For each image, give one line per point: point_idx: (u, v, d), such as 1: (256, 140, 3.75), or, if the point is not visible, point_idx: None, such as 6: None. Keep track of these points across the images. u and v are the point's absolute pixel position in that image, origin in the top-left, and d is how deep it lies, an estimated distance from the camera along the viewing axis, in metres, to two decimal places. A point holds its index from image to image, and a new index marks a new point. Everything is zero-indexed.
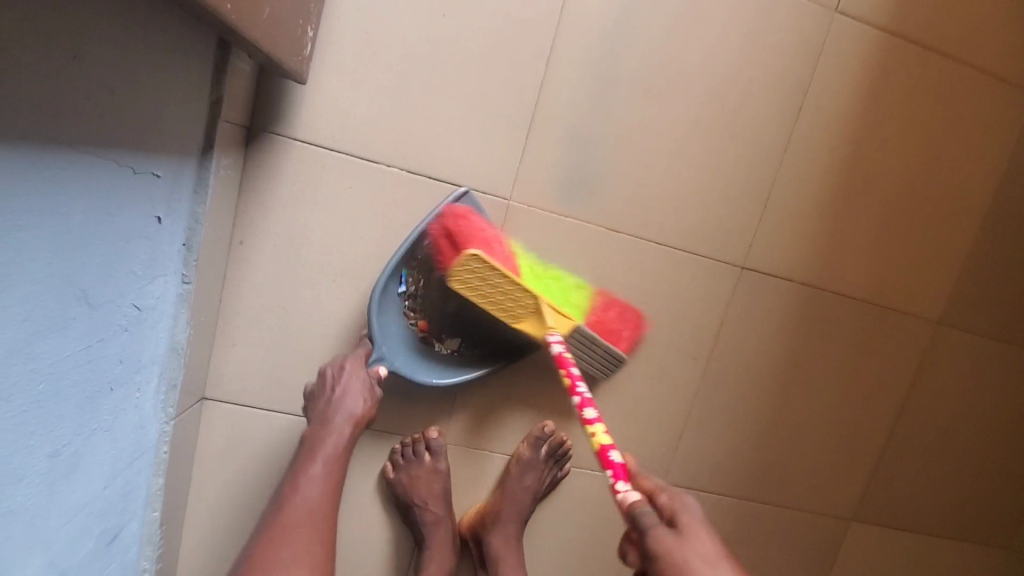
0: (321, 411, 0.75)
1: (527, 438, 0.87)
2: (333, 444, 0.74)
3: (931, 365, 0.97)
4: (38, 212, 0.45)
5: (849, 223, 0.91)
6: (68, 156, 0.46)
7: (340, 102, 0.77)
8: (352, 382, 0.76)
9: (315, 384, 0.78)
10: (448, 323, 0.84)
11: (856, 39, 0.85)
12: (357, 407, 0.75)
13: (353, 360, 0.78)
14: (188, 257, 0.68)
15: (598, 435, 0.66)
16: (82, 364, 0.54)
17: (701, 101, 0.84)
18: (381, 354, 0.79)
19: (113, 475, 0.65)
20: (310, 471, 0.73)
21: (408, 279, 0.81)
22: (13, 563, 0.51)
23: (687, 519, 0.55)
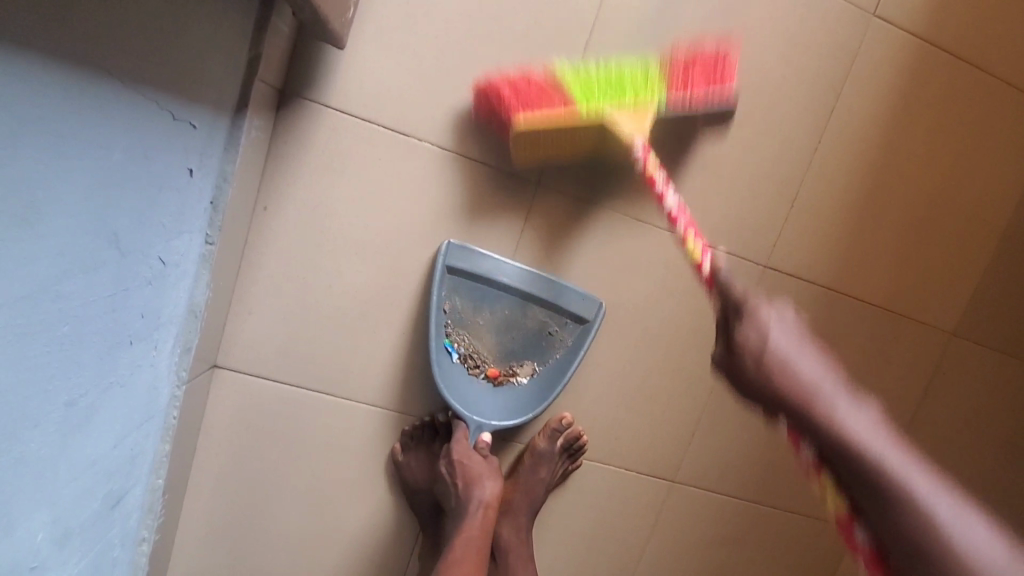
0: (456, 504, 0.81)
1: (544, 430, 0.86)
2: (470, 529, 0.79)
3: (943, 376, 0.97)
4: (74, 136, 0.45)
5: (872, 228, 0.91)
6: (103, 89, 0.47)
7: (376, 72, 0.76)
8: (471, 467, 0.81)
9: (438, 477, 0.83)
10: (512, 354, 0.84)
11: (890, 44, 0.86)
12: (483, 491, 0.80)
13: (458, 444, 0.82)
14: (214, 216, 0.65)
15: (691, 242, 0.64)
16: (107, 313, 0.52)
17: (736, 95, 0.84)
18: (477, 423, 0.83)
19: (123, 435, 0.62)
20: (452, 554, 0.77)
21: (456, 346, 0.83)
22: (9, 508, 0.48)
23: (749, 325, 0.52)
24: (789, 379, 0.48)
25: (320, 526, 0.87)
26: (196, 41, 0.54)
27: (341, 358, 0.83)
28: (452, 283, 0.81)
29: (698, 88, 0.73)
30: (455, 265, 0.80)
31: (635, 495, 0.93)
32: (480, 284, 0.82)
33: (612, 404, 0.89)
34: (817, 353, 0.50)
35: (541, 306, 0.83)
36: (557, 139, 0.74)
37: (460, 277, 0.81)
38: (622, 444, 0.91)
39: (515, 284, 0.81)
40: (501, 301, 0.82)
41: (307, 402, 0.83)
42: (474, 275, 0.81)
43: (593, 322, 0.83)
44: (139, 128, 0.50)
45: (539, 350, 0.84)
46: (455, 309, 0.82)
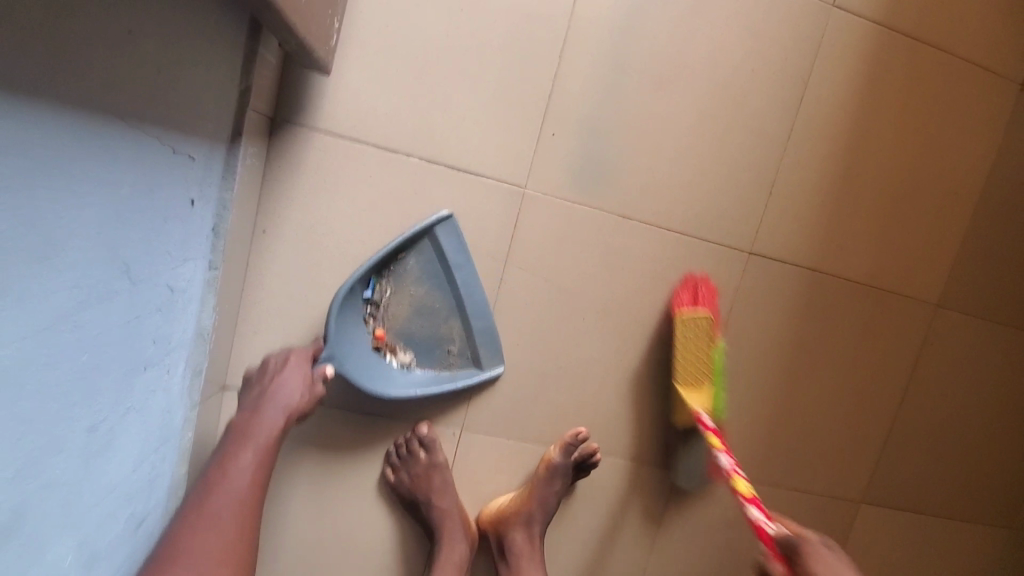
0: (256, 400, 0.75)
1: (560, 444, 0.88)
2: (265, 433, 0.72)
3: (932, 347, 1.00)
4: (91, 180, 0.46)
5: (850, 209, 0.94)
6: (122, 129, 0.49)
7: (361, 93, 0.79)
8: (292, 374, 0.76)
9: (258, 375, 0.78)
10: (405, 335, 0.86)
11: (853, 32, 0.89)
12: (293, 397, 0.74)
13: (298, 356, 0.78)
14: (215, 242, 0.69)
15: (742, 483, 0.74)
16: (121, 339, 0.54)
17: (708, 91, 0.87)
18: (332, 353, 0.79)
19: (142, 458, 0.64)
20: (238, 456, 0.70)
21: (375, 287, 0.84)
22: (43, 542, 0.49)
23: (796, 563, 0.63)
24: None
25: (334, 540, 0.89)
26: (193, 80, 0.57)
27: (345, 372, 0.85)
28: (421, 247, 0.83)
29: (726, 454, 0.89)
30: (437, 236, 0.83)
31: (641, 486, 0.95)
32: (439, 269, 0.85)
33: (610, 398, 0.92)
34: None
35: (461, 326, 0.87)
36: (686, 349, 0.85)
37: (430, 244, 0.84)
38: (621, 436, 0.93)
39: (462, 290, 0.85)
40: (440, 296, 0.85)
41: (315, 416, 0.86)
42: (443, 259, 0.84)
43: (484, 373, 0.87)
44: (138, 162, 0.51)
45: (426, 345, 0.87)
46: (404, 265, 0.84)
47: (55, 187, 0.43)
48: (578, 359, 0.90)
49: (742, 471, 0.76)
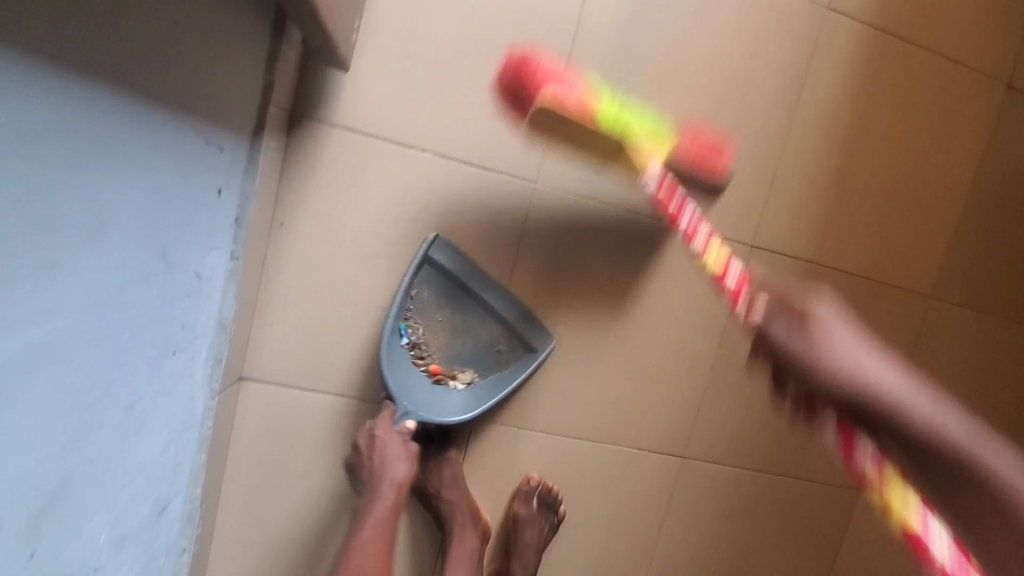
0: (367, 480, 0.80)
1: (519, 495, 0.92)
2: (381, 508, 0.79)
3: (928, 338, 1.02)
4: (140, 162, 0.47)
5: (848, 203, 0.97)
6: (167, 117, 0.50)
7: (379, 90, 0.82)
8: (388, 446, 0.80)
9: (356, 453, 0.82)
10: (456, 357, 0.88)
11: (847, 34, 0.94)
12: (397, 472, 0.79)
13: (382, 426, 0.81)
14: (238, 233, 0.70)
15: (711, 257, 0.68)
16: (156, 321, 0.55)
17: (711, 88, 0.90)
18: (405, 408, 0.83)
19: (167, 443, 0.65)
20: (361, 535, 0.77)
21: (408, 330, 0.86)
22: (78, 521, 0.49)
23: (824, 320, 0.52)
24: (860, 378, 0.50)
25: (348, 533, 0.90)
26: (226, 72, 0.59)
27: (358, 363, 0.87)
28: (426, 275, 0.85)
29: (699, 159, 0.82)
30: (434, 260, 0.85)
31: (648, 474, 0.97)
32: (452, 285, 0.86)
33: (618, 388, 0.94)
34: (874, 349, 0.52)
35: (496, 323, 0.88)
36: (574, 130, 0.79)
37: (433, 268, 0.85)
38: (630, 425, 0.95)
39: (483, 293, 0.87)
40: (466, 307, 0.87)
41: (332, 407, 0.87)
42: (448, 274, 0.86)
43: (540, 352, 0.87)
44: (180, 148, 0.53)
45: (480, 357, 0.89)
46: (419, 299, 0.86)
47: (104, 170, 0.43)
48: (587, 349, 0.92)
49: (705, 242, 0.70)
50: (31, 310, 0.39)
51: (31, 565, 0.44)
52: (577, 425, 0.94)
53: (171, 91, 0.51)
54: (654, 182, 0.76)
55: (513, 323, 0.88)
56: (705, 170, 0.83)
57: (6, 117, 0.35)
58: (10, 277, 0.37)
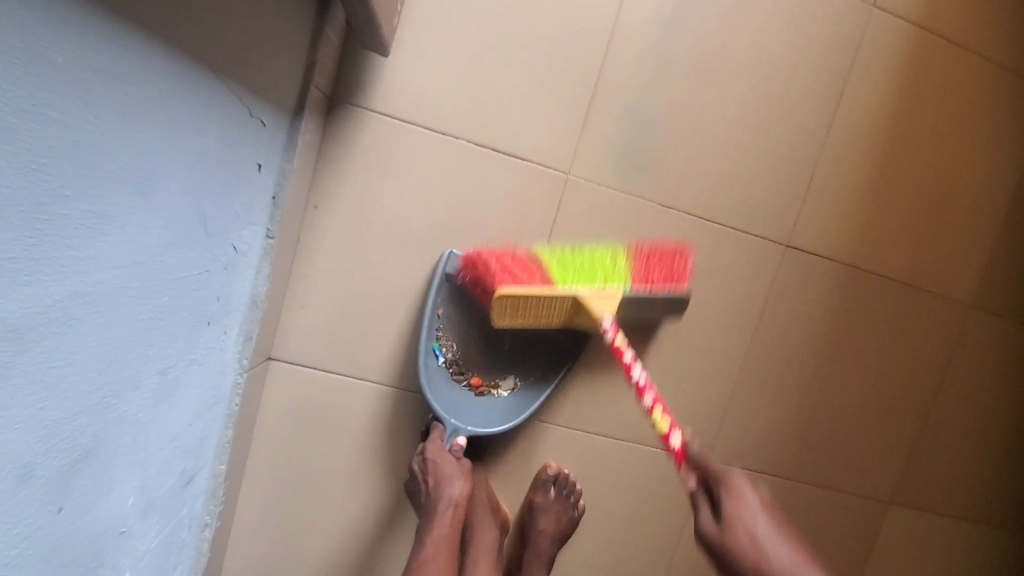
0: (425, 503, 0.81)
1: (536, 482, 0.91)
2: (440, 527, 0.79)
3: (963, 348, 1.00)
4: (189, 129, 0.48)
5: (887, 207, 0.95)
6: (215, 87, 0.51)
7: (417, 75, 0.82)
8: (444, 466, 0.82)
9: (411, 477, 0.84)
10: (495, 365, 0.89)
11: (894, 31, 0.91)
12: (452, 490, 0.80)
13: (434, 447, 0.83)
14: (274, 211, 0.72)
15: (659, 419, 0.70)
16: (193, 289, 0.56)
17: (751, 84, 0.88)
18: (453, 426, 0.85)
19: (196, 414, 0.66)
20: (424, 554, 0.77)
21: (443, 349, 0.87)
22: (104, 485, 0.48)
23: (745, 522, 0.54)
24: (772, 569, 0.52)
25: (369, 516, 0.90)
26: (269, 47, 0.60)
27: (385, 348, 0.87)
28: (452, 291, 0.86)
29: (657, 282, 0.83)
30: (453, 275, 0.85)
31: (671, 475, 0.96)
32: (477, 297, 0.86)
33: (644, 386, 0.93)
34: (782, 524, 0.55)
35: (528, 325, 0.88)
36: (538, 314, 0.81)
37: (457, 285, 0.86)
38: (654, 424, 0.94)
39: None
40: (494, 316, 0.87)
41: (357, 392, 0.87)
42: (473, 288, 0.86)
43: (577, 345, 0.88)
44: (224, 117, 0.53)
45: (518, 360, 0.89)
46: (447, 316, 0.86)
47: (156, 130, 0.43)
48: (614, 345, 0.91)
49: (651, 398, 0.72)
50: (83, 255, 0.38)
51: (59, 520, 0.43)
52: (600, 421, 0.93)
53: (223, 63, 0.52)
54: (610, 331, 0.77)
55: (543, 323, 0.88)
56: (669, 287, 0.84)
57: (91, 65, 0.36)
58: (66, 216, 0.35)
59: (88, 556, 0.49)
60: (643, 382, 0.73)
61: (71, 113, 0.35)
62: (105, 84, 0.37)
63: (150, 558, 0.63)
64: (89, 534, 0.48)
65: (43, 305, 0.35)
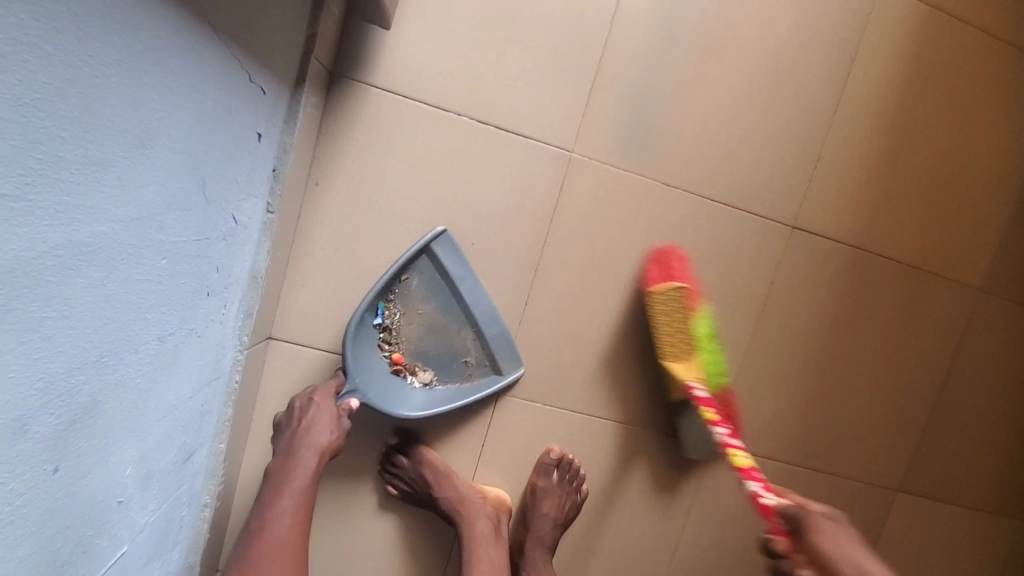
0: (287, 444, 0.77)
1: (539, 466, 0.90)
2: (300, 475, 0.75)
3: (973, 333, 0.99)
4: (189, 87, 0.47)
5: (895, 188, 0.94)
6: (218, 49, 0.50)
7: (419, 51, 0.82)
8: (320, 413, 0.78)
9: (285, 417, 0.80)
10: (421, 353, 0.87)
11: (902, 9, 0.90)
12: (322, 437, 0.77)
13: (322, 393, 0.80)
14: (274, 185, 0.71)
15: (740, 456, 0.73)
16: (192, 256, 0.55)
17: (757, 62, 0.87)
18: (353, 385, 0.81)
19: (197, 388, 0.65)
20: (279, 504, 0.72)
21: (384, 312, 0.85)
22: (100, 450, 0.47)
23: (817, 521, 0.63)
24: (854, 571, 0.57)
25: (370, 501, 0.89)
26: (272, 14, 0.59)
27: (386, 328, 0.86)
28: (422, 267, 0.84)
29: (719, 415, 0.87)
30: (435, 254, 0.84)
31: (675, 459, 0.95)
32: (443, 285, 0.86)
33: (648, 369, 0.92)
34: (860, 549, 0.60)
35: (474, 336, 0.88)
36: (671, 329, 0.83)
37: (432, 261, 0.85)
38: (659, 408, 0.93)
39: (471, 302, 0.86)
40: (449, 309, 0.86)
41: None
42: (444, 274, 0.85)
43: (506, 377, 0.88)
44: (224, 81, 0.53)
45: (445, 357, 0.87)
46: (408, 286, 0.85)
47: (156, 84, 0.42)
48: (618, 327, 0.90)
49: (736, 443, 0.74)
50: (81, 203, 0.37)
51: (55, 481, 0.42)
52: (604, 404, 0.92)
53: (226, 24, 0.51)
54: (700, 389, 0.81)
55: (485, 342, 0.87)
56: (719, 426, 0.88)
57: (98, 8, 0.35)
58: (58, 160, 0.34)
59: (84, 524, 0.48)
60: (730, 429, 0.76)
61: (72, 53, 0.34)
62: (106, 31, 0.36)
63: (149, 532, 0.62)
64: (87, 498, 0.47)
65: (38, 249, 0.34)
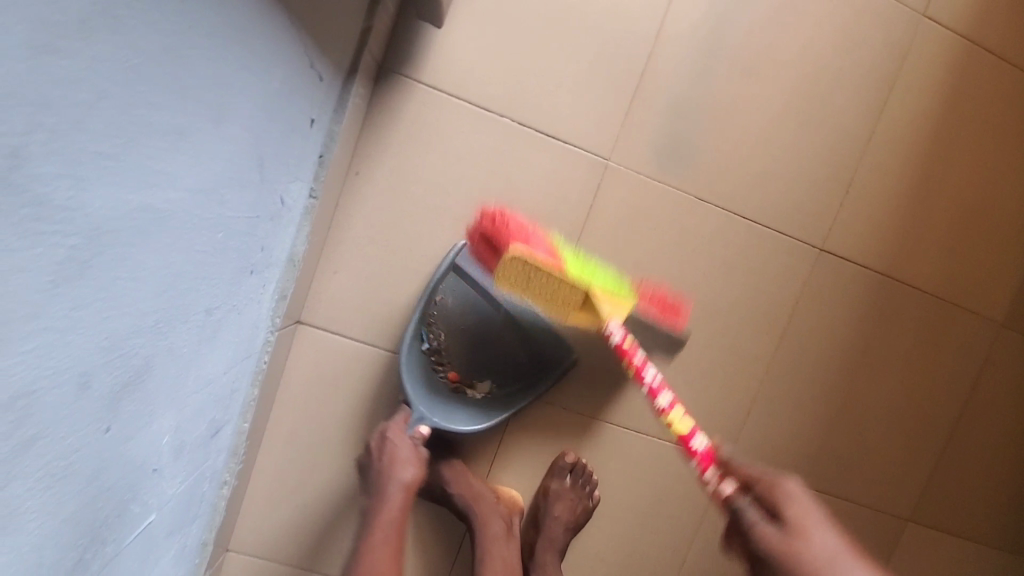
0: (373, 481, 0.79)
1: (553, 469, 0.90)
2: (389, 513, 0.77)
3: (994, 367, 0.99)
4: (261, 66, 0.48)
5: (924, 218, 0.94)
6: (289, 32, 0.52)
7: (467, 51, 0.83)
8: (399, 448, 0.80)
9: (367, 455, 0.82)
10: (475, 365, 0.88)
11: (942, 43, 0.91)
12: (404, 473, 0.78)
13: (394, 427, 0.82)
14: (319, 171, 0.72)
15: (677, 422, 0.67)
16: (244, 233, 0.56)
17: (796, 85, 0.89)
18: (419, 412, 0.83)
19: (231, 364, 0.66)
20: (373, 539, 0.75)
21: (429, 335, 0.87)
22: (143, 417, 0.48)
23: (793, 503, 0.51)
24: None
25: None
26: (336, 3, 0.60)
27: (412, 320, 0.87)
28: (454, 282, 0.86)
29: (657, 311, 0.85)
30: (461, 269, 0.85)
31: (688, 473, 0.95)
32: (478, 295, 0.87)
33: (669, 381, 0.92)
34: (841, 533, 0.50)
35: (520, 334, 0.88)
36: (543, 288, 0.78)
37: (461, 275, 0.86)
38: None
39: (509, 305, 0.87)
40: (491, 316, 0.87)
41: (381, 363, 0.88)
42: (477, 284, 0.86)
43: (562, 365, 0.87)
44: (290, 64, 0.54)
45: (497, 365, 0.88)
46: (444, 304, 0.87)
47: (235, 59, 0.43)
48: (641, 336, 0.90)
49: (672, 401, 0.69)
50: (161, 168, 0.38)
51: (104, 442, 0.43)
52: (621, 412, 0.92)
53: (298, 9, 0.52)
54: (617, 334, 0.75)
55: (530, 339, 0.88)
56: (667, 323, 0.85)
57: None
58: (148, 125, 0.35)
59: (122, 487, 0.49)
60: (656, 385, 0.70)
61: (173, 23, 0.35)
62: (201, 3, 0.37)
63: (173, 505, 0.63)
64: (128, 463, 0.48)
65: (122, 209, 0.35)
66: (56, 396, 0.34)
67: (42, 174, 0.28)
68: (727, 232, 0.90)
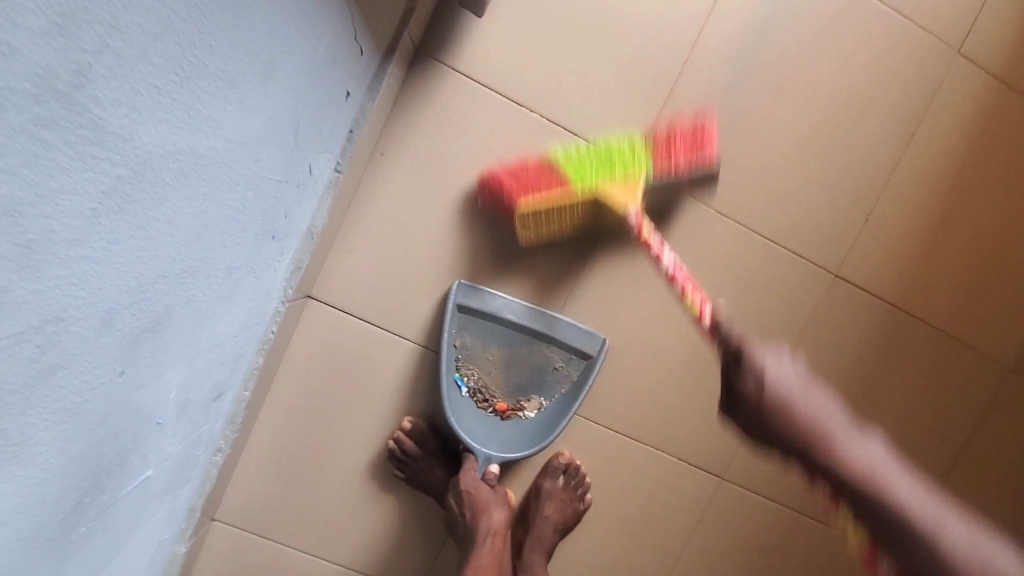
0: (466, 533, 0.85)
1: (546, 470, 0.90)
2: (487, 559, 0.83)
3: (996, 409, 1.00)
4: (309, 28, 0.48)
5: (941, 254, 0.94)
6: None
7: (504, 43, 0.83)
8: (480, 495, 0.85)
9: (450, 505, 0.87)
10: (517, 388, 0.88)
11: (974, 82, 0.91)
12: (492, 520, 0.84)
13: (467, 476, 0.86)
14: (347, 146, 0.72)
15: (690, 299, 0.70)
16: (271, 197, 0.56)
17: (825, 109, 0.89)
18: (485, 455, 0.88)
19: (241, 328, 0.65)
20: None
21: (464, 379, 0.87)
22: (155, 368, 0.48)
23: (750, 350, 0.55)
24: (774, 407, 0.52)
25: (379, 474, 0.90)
26: None
27: (423, 304, 0.87)
28: (465, 321, 0.86)
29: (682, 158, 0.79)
30: (465, 303, 0.86)
31: (683, 486, 0.94)
32: (490, 322, 0.86)
33: (672, 392, 0.92)
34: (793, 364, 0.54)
35: (547, 343, 0.87)
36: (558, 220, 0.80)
37: (469, 314, 0.86)
38: (677, 432, 0.93)
39: (532, 322, 0.86)
40: (517, 337, 0.87)
41: (389, 345, 0.87)
42: (485, 314, 0.86)
43: (597, 356, 0.87)
44: (336, 30, 0.54)
45: (535, 381, 0.88)
46: (466, 346, 0.87)
47: (288, 16, 0.43)
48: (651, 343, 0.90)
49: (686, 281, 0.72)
50: (209, 114, 0.38)
51: (118, 384, 0.42)
52: (623, 418, 0.92)
53: None
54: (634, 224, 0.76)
55: (558, 345, 0.87)
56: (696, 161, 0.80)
57: None
58: (202, 68, 0.35)
59: (128, 435, 0.48)
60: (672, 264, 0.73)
61: None
62: None
63: (169, 462, 0.62)
64: (136, 411, 0.48)
65: (168, 149, 0.35)
66: (84, 327, 0.34)
67: (101, 98, 0.28)
68: (744, 248, 0.91)
